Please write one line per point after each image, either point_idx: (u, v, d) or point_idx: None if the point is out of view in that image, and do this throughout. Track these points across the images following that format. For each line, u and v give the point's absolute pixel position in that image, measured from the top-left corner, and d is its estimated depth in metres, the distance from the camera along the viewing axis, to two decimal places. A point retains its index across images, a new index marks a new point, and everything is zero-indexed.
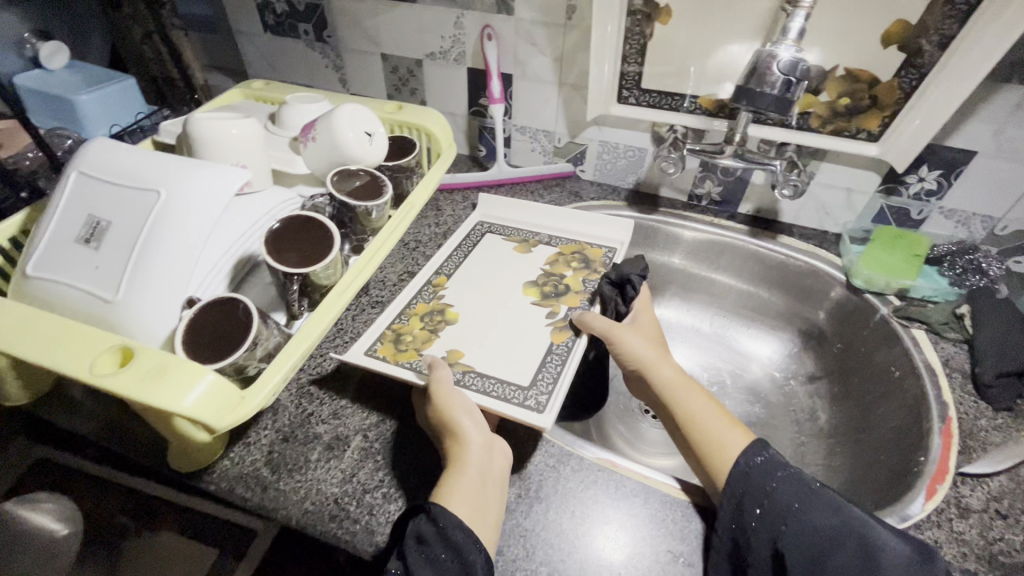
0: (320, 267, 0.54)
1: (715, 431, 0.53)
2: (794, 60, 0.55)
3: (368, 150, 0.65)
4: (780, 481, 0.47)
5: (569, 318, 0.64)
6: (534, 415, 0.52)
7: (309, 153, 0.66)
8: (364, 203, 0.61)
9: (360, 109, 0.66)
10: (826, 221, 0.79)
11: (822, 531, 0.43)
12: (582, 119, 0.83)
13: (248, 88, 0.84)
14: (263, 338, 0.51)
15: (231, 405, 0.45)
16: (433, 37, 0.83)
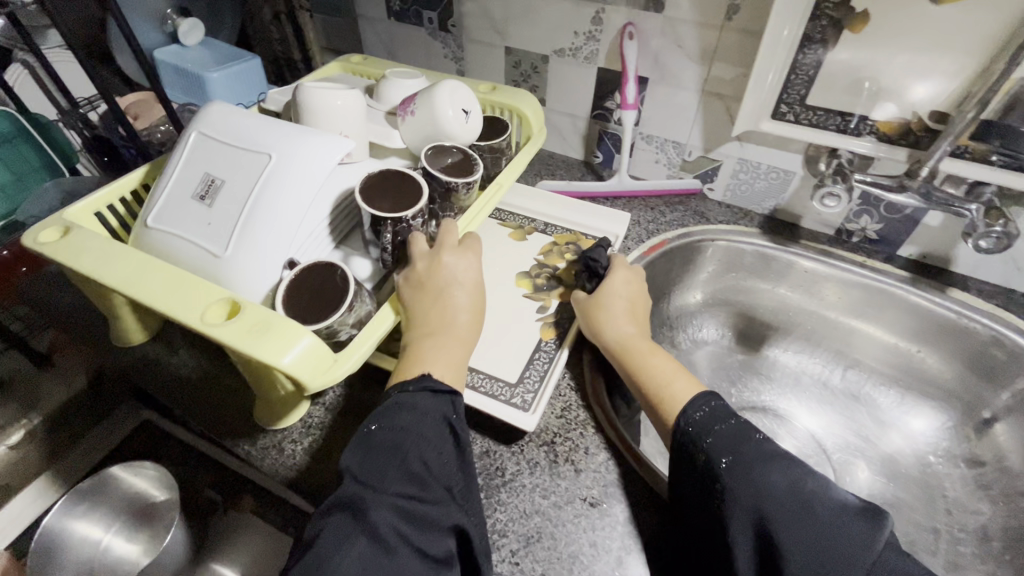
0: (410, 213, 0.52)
1: (667, 383, 0.51)
2: None
3: (466, 128, 0.61)
4: (716, 436, 0.44)
5: (560, 313, 0.62)
6: (521, 414, 0.52)
7: (405, 127, 0.62)
8: (454, 179, 0.56)
9: (461, 85, 0.61)
10: (1014, 277, 0.66)
11: (762, 482, 0.40)
12: (722, 133, 0.74)
13: (347, 62, 0.81)
14: (357, 305, 0.48)
15: (327, 367, 0.43)
16: (565, 32, 0.77)
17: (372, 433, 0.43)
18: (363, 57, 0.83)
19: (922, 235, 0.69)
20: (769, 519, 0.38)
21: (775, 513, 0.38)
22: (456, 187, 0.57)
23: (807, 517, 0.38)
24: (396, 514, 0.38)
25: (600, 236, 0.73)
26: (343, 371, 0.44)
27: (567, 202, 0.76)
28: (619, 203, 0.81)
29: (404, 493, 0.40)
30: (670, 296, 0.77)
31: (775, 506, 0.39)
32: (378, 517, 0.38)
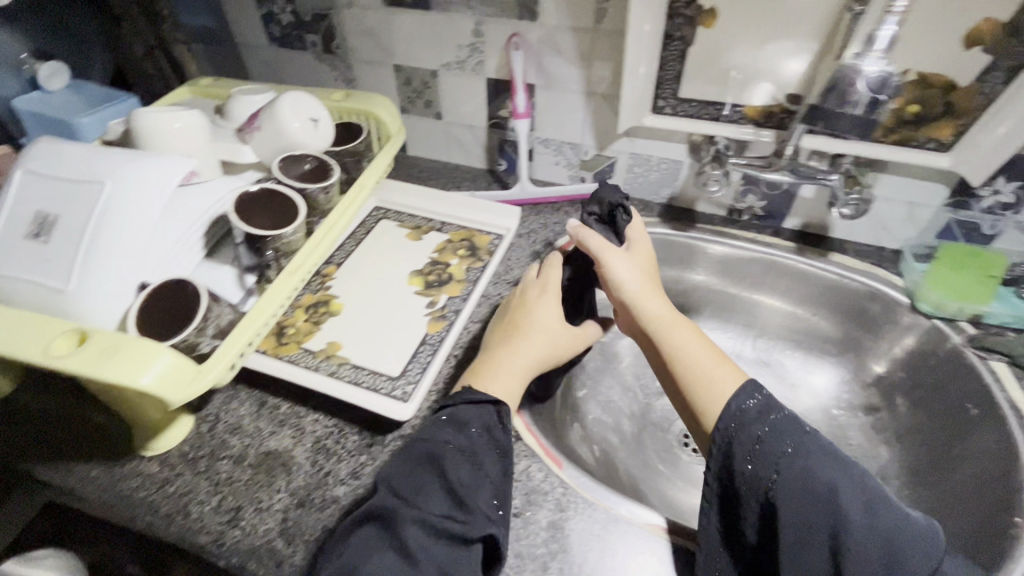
0: (287, 230, 0.55)
1: (707, 370, 0.51)
2: (883, 76, 0.55)
3: (314, 135, 0.65)
4: (771, 425, 0.44)
5: (448, 307, 0.66)
6: (398, 405, 0.55)
7: (254, 143, 0.64)
8: (310, 185, 0.61)
9: (303, 94, 0.65)
10: (883, 236, 0.72)
11: (814, 478, 0.41)
12: (612, 130, 0.76)
13: (195, 85, 0.80)
14: (214, 315, 0.51)
15: (188, 380, 0.45)
16: (449, 46, 0.77)
17: (413, 456, 0.47)
18: (214, 80, 0.82)
19: (801, 207, 0.74)
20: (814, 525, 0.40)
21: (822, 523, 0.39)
22: (312, 191, 0.61)
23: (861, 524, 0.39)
24: (428, 533, 0.43)
25: (492, 231, 0.77)
26: (207, 382, 0.47)
27: (457, 198, 0.80)
28: (524, 210, 0.82)
29: (443, 513, 0.44)
30: None
31: (832, 511, 0.39)
32: (413, 538, 0.42)
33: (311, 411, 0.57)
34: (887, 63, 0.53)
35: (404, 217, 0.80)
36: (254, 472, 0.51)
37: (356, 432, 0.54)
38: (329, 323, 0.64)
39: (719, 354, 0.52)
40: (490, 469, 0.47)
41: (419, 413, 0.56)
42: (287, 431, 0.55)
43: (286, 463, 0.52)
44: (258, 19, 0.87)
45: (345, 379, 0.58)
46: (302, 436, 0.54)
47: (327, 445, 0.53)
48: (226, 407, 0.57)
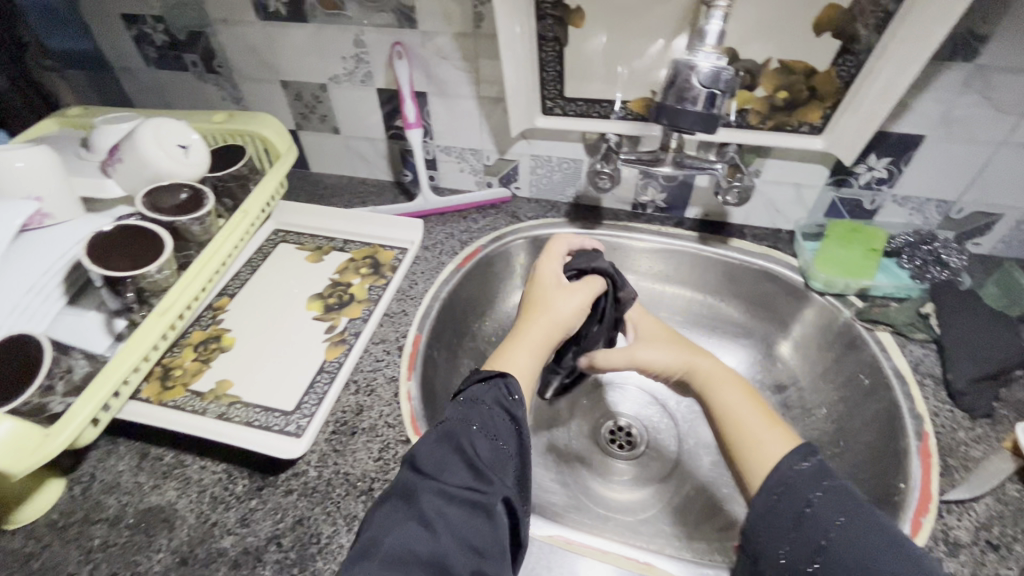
0: (152, 268, 0.52)
1: (756, 430, 0.49)
2: (716, 70, 0.48)
3: (185, 164, 0.61)
4: (823, 491, 0.41)
5: (348, 330, 0.63)
6: (290, 442, 0.52)
7: (118, 176, 0.60)
8: (179, 217, 0.57)
9: (166, 120, 0.61)
10: (777, 219, 0.74)
11: (869, 567, 0.36)
12: (509, 133, 0.75)
13: (62, 116, 0.74)
14: (60, 372, 0.48)
15: (31, 446, 0.42)
16: (334, 58, 0.74)
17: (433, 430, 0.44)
18: (84, 109, 0.76)
19: (699, 196, 0.75)
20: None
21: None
22: (183, 223, 0.57)
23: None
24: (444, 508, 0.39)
25: (397, 245, 0.75)
26: (61, 442, 0.44)
27: (359, 214, 0.77)
28: (431, 221, 0.80)
29: (460, 482, 0.41)
30: (499, 300, 0.78)
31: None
32: (432, 511, 0.39)
33: (197, 458, 0.53)
34: (721, 58, 0.49)
35: (304, 239, 0.76)
36: (132, 532, 0.48)
37: (246, 476, 0.51)
38: (219, 359, 0.61)
39: (772, 419, 0.51)
40: (502, 434, 0.45)
41: (314, 448, 0.53)
42: (171, 483, 0.51)
43: (168, 519, 0.49)
44: (128, 41, 0.81)
45: (235, 420, 0.55)
46: (187, 487, 0.51)
47: (214, 494, 0.50)
48: (104, 464, 0.53)
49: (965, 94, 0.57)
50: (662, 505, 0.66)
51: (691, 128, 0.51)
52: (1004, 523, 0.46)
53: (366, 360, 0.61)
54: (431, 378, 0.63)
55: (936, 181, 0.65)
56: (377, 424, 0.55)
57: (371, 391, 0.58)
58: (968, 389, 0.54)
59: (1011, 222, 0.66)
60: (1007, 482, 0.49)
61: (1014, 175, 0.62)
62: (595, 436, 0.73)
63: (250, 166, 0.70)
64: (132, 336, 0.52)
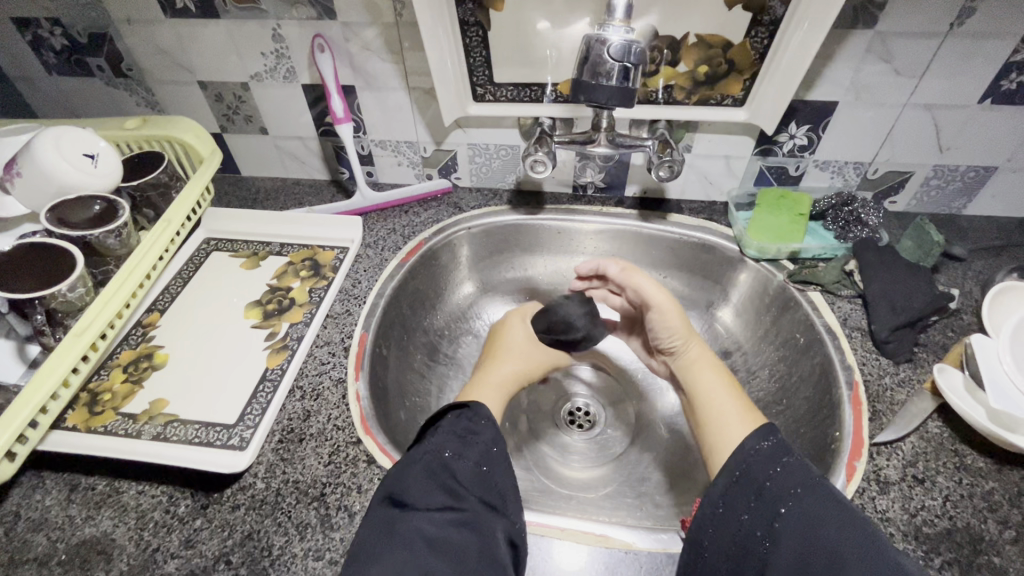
0: (62, 288, 0.49)
1: (727, 412, 0.53)
2: (626, 43, 0.48)
3: (92, 173, 0.57)
4: (783, 467, 0.43)
5: (289, 336, 0.61)
6: (233, 456, 0.50)
7: (18, 192, 0.55)
8: (90, 231, 0.53)
9: (69, 128, 0.57)
10: (711, 190, 0.76)
11: (819, 535, 0.38)
12: (443, 123, 0.74)
13: None
14: None
15: None
16: (253, 55, 0.71)
17: (417, 457, 0.46)
18: None
19: (636, 174, 0.76)
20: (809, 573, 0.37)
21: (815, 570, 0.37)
22: (96, 237, 0.54)
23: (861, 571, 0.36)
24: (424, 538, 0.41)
25: (337, 244, 0.73)
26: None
27: (294, 216, 0.74)
28: (372, 218, 0.78)
29: (438, 505, 0.43)
30: (446, 292, 0.77)
31: (824, 548, 0.38)
32: (414, 543, 0.40)
33: (133, 483, 0.50)
34: (629, 31, 0.50)
35: (238, 246, 0.73)
36: (66, 569, 0.45)
37: (188, 496, 0.49)
38: (152, 378, 0.58)
39: (748, 407, 0.53)
40: (487, 465, 0.47)
41: (260, 459, 0.51)
42: (106, 512, 0.48)
43: (105, 550, 0.46)
44: (22, 46, 0.75)
45: (173, 439, 0.52)
46: (125, 514, 0.48)
47: (155, 518, 0.47)
48: (29, 500, 0.49)
49: (869, 60, 0.60)
50: (621, 478, 0.67)
51: (608, 102, 0.51)
52: (928, 458, 0.50)
53: (311, 364, 0.59)
54: (381, 376, 0.62)
55: (851, 145, 0.68)
56: (326, 428, 0.53)
57: (318, 394, 0.56)
58: (890, 337, 0.57)
59: (920, 179, 0.71)
60: (929, 420, 0.52)
61: (919, 134, 0.66)
62: (556, 419, 0.74)
63: (170, 171, 0.65)
64: (48, 360, 0.48)
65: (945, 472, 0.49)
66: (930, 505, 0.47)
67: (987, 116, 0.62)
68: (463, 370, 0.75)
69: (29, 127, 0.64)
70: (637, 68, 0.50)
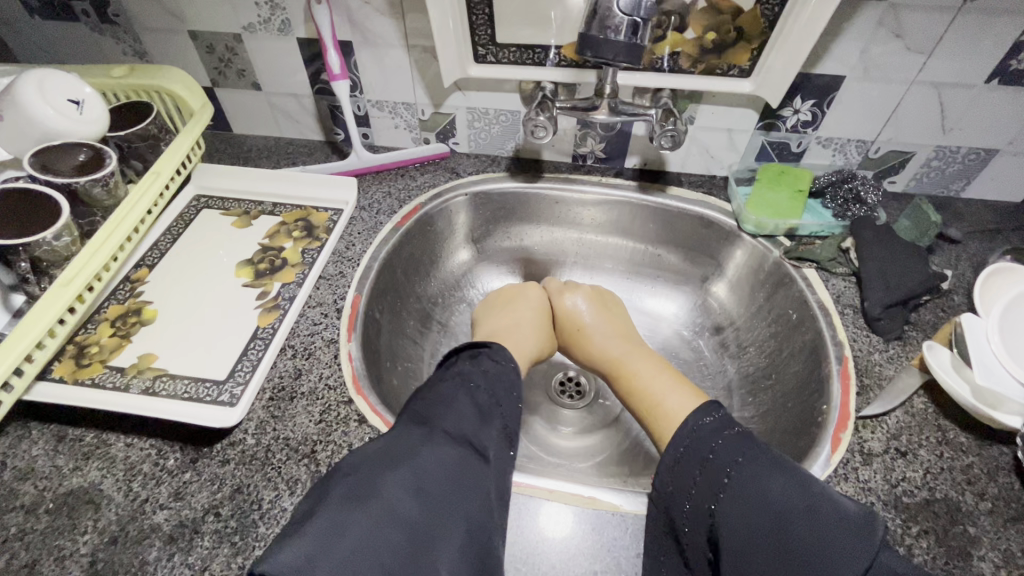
0: (47, 235, 0.47)
1: (663, 392, 0.55)
2: None
3: (77, 120, 0.55)
4: (724, 439, 0.45)
5: (281, 296, 0.61)
6: (224, 412, 0.50)
7: (3, 137, 0.54)
8: (75, 179, 0.52)
9: (54, 72, 0.55)
10: (712, 164, 0.76)
11: (761, 502, 0.40)
12: (442, 84, 0.72)
13: None
14: None
15: None
16: (246, 5, 0.68)
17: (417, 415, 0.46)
18: None
19: (636, 145, 0.75)
20: (758, 539, 0.39)
21: (764, 531, 0.39)
22: (80, 186, 0.52)
23: (806, 528, 0.38)
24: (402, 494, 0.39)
25: (330, 206, 0.71)
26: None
27: (285, 175, 0.73)
28: (367, 180, 0.76)
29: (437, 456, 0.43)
30: (440, 259, 0.76)
31: (769, 514, 0.39)
32: None
33: (122, 436, 0.50)
34: None
35: (230, 204, 0.71)
36: (52, 517, 0.45)
37: (177, 449, 0.49)
38: (141, 333, 0.57)
39: (683, 382, 0.56)
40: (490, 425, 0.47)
41: (250, 416, 0.51)
42: (93, 463, 0.48)
43: (92, 499, 0.46)
44: None
45: (161, 394, 0.51)
46: (113, 466, 0.48)
47: (142, 471, 0.47)
48: (15, 450, 0.49)
49: (880, 34, 0.59)
50: (609, 446, 0.68)
51: (615, 59, 0.49)
52: (911, 431, 0.51)
53: (303, 324, 0.58)
54: (373, 339, 0.61)
55: (855, 122, 0.68)
56: (317, 387, 0.53)
57: (309, 356, 0.56)
58: (882, 314, 0.58)
59: (921, 159, 0.70)
60: (914, 396, 0.53)
61: (922, 113, 0.65)
62: (547, 388, 0.74)
63: (159, 123, 0.63)
64: (33, 309, 0.47)
65: (927, 445, 0.50)
66: (911, 476, 0.48)
67: (992, 97, 0.62)
68: (454, 339, 0.75)
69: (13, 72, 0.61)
70: (648, 24, 0.49)
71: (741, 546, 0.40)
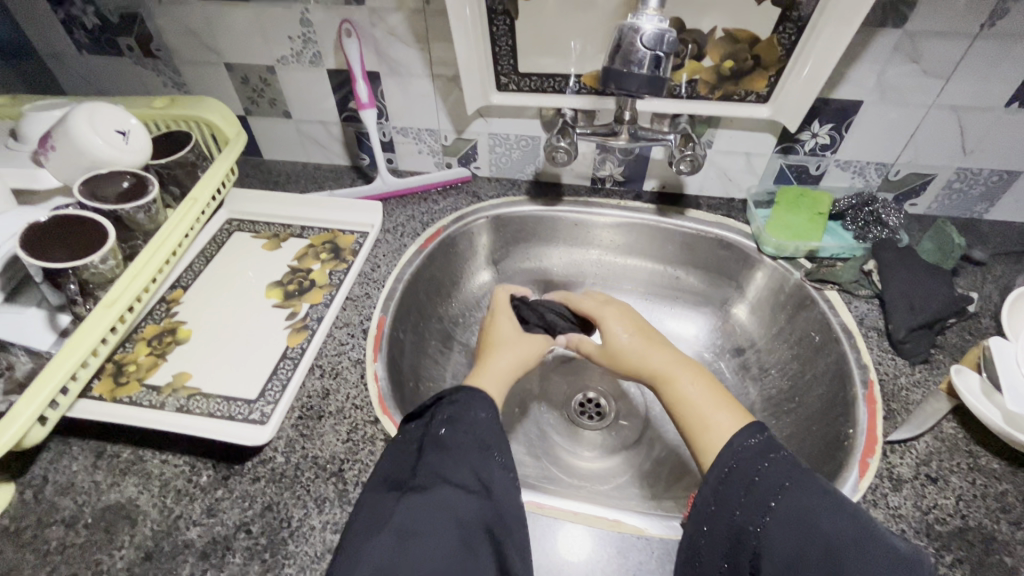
0: (95, 259, 0.50)
1: (707, 411, 0.51)
2: (659, 32, 0.49)
3: (122, 150, 0.58)
4: (771, 462, 0.44)
5: (309, 317, 0.62)
6: (255, 430, 0.51)
7: (52, 166, 0.57)
8: (120, 206, 0.55)
9: (102, 103, 0.58)
10: (730, 187, 0.76)
11: (811, 524, 0.39)
12: (465, 112, 0.75)
13: None
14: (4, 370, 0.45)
15: None
16: (280, 39, 0.72)
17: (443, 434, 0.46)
18: (12, 97, 0.71)
19: (655, 168, 0.76)
20: (807, 564, 0.38)
21: (814, 557, 0.38)
22: (125, 212, 0.55)
23: (856, 559, 0.37)
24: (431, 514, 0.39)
25: (356, 229, 0.73)
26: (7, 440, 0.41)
27: (314, 199, 0.75)
28: (391, 204, 0.79)
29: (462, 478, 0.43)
30: (462, 280, 0.78)
31: (818, 540, 0.38)
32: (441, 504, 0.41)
33: (157, 452, 0.51)
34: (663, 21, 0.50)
35: (260, 227, 0.74)
36: (91, 531, 0.46)
37: (210, 466, 0.50)
38: (176, 352, 0.59)
39: (729, 400, 0.53)
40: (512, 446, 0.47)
41: (280, 434, 0.52)
42: (130, 479, 0.49)
43: (129, 515, 0.47)
44: (56, 25, 0.76)
45: (195, 412, 0.53)
46: (148, 482, 0.49)
47: (177, 487, 0.49)
48: (57, 465, 0.51)
49: (897, 60, 0.60)
50: (630, 468, 0.68)
51: (638, 91, 0.51)
52: (942, 457, 0.50)
53: (330, 344, 0.60)
54: (397, 359, 0.63)
55: (874, 145, 0.68)
56: (344, 406, 0.54)
57: (337, 377, 0.57)
58: (907, 337, 0.57)
59: (943, 181, 0.70)
60: (944, 420, 0.52)
61: (942, 136, 0.65)
62: (567, 409, 0.74)
63: (197, 151, 0.67)
64: (80, 328, 0.49)
65: (958, 472, 0.49)
66: (943, 503, 0.47)
67: (1013, 120, 0.62)
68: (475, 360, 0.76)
69: (65, 103, 0.65)
70: (671, 57, 0.50)
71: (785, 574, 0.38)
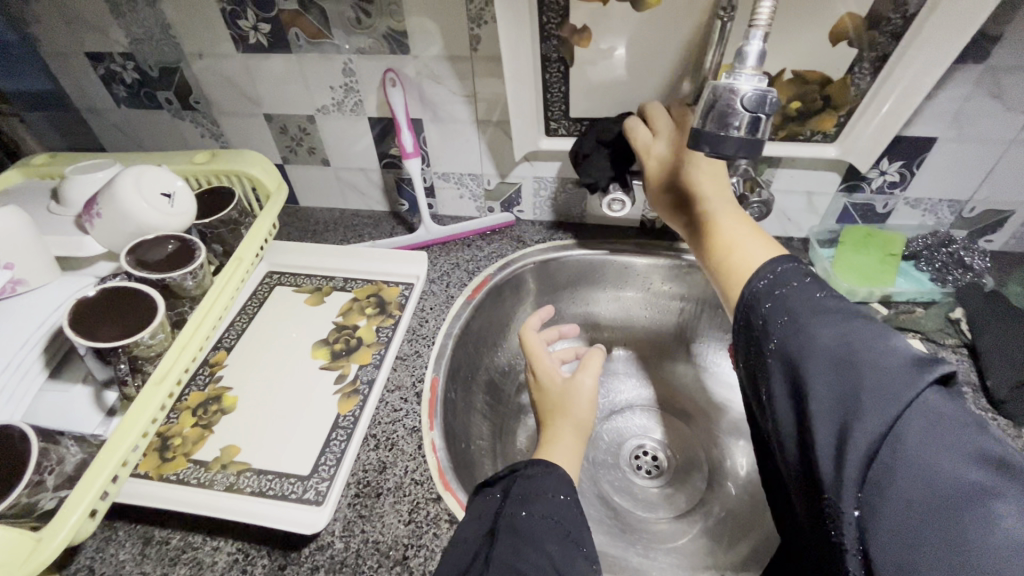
0: (144, 335, 0.48)
1: (744, 245, 0.48)
2: (761, 93, 0.38)
3: (168, 215, 0.56)
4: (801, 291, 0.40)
5: (359, 379, 0.59)
6: (312, 512, 0.48)
7: (96, 232, 0.55)
8: (167, 274, 0.52)
9: (148, 166, 0.55)
10: (789, 227, 0.73)
11: None
12: (510, 157, 0.73)
13: (26, 165, 0.68)
14: (56, 462, 0.42)
15: (21, 553, 0.37)
16: (322, 89, 0.70)
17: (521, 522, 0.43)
18: (51, 155, 0.70)
19: None
20: None
21: None
22: (173, 280, 0.53)
23: None
24: None
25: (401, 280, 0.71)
26: (58, 544, 0.38)
27: (356, 251, 0.73)
28: (434, 251, 0.76)
29: None
30: (509, 329, 0.75)
31: None
32: None
33: (208, 538, 0.48)
34: (765, 82, 0.39)
35: (301, 280, 0.72)
36: None
37: (265, 554, 0.47)
38: (222, 422, 0.56)
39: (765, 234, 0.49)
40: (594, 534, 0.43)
41: (337, 516, 0.49)
42: (180, 570, 0.46)
43: None
44: (95, 80, 0.75)
45: (246, 492, 0.50)
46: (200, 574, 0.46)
47: None
48: (102, 555, 0.47)
49: (977, 97, 0.56)
50: (699, 534, 0.63)
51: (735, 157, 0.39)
52: None
53: (383, 410, 0.57)
54: (452, 423, 0.59)
55: (948, 182, 0.64)
56: (403, 482, 0.51)
57: (393, 449, 0.53)
58: (1010, 396, 0.53)
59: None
60: None
61: None
62: (621, 464, 0.71)
63: (241, 207, 0.65)
64: (132, 408, 0.46)
65: None
66: None
67: None
68: (525, 413, 0.73)
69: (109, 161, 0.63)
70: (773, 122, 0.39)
71: (803, 377, 0.35)
